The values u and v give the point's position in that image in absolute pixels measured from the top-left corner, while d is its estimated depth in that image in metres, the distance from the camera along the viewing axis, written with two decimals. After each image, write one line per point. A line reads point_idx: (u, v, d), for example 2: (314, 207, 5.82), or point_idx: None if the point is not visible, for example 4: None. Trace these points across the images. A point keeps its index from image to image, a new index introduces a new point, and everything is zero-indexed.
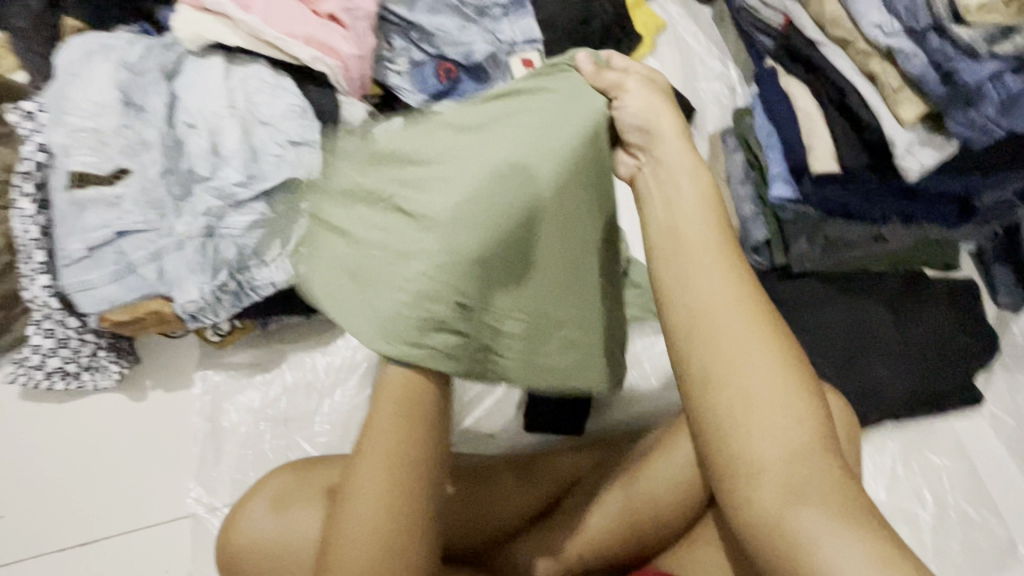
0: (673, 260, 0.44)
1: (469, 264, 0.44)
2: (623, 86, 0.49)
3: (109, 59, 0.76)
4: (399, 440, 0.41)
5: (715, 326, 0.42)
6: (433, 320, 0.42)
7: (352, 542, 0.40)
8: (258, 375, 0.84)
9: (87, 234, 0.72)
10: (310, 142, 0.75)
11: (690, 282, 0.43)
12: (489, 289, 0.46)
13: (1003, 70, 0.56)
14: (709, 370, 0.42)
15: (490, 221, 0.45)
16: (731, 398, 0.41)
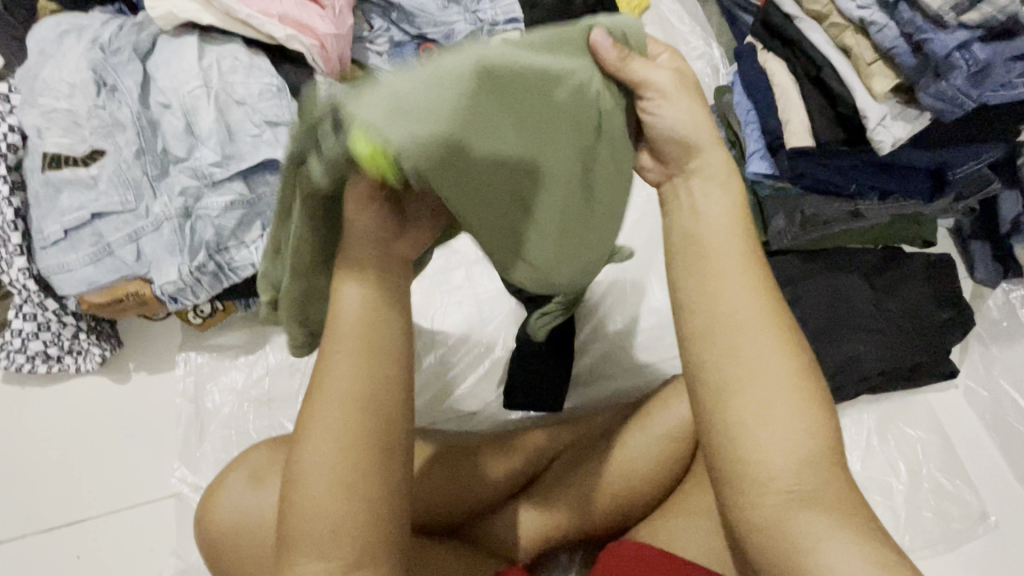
0: (694, 268, 0.43)
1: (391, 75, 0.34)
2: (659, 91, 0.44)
3: (81, 38, 0.76)
4: (358, 370, 0.40)
5: (734, 332, 0.40)
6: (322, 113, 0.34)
7: (310, 492, 0.38)
8: (242, 357, 0.84)
9: (64, 216, 0.72)
10: (287, 122, 0.75)
11: (711, 293, 0.42)
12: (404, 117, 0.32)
13: (970, 39, 0.55)
14: (728, 381, 0.40)
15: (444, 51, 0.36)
16: (745, 408, 0.39)
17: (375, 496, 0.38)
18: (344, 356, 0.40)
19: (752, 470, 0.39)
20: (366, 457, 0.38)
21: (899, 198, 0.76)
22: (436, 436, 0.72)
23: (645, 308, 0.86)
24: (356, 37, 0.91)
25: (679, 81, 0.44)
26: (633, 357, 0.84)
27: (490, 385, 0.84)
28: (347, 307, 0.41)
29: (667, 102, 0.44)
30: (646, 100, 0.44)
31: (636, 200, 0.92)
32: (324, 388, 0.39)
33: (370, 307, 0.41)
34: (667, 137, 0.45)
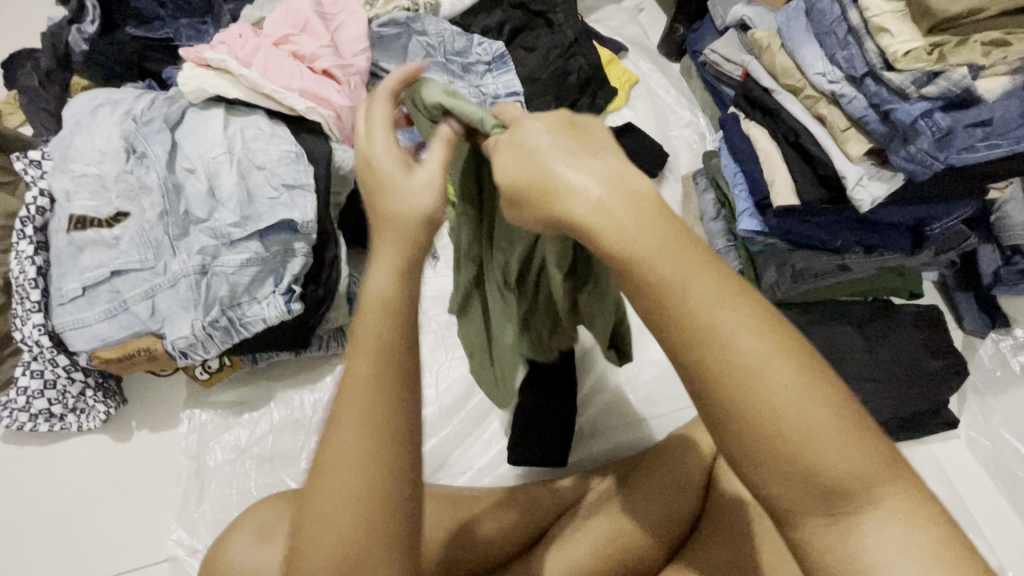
0: (643, 291, 0.35)
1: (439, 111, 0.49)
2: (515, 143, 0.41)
3: (115, 111, 0.82)
4: (368, 415, 0.36)
5: (707, 360, 0.33)
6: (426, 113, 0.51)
7: (317, 544, 0.35)
8: (245, 415, 0.84)
9: (84, 274, 0.74)
10: (304, 185, 0.80)
11: (665, 311, 0.34)
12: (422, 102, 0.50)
13: (931, 110, 0.62)
14: (713, 412, 0.34)
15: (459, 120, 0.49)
16: (744, 445, 0.33)
17: (388, 551, 0.36)
18: (361, 416, 0.35)
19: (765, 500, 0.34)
20: (378, 520, 0.35)
21: (882, 253, 0.81)
22: (439, 489, 0.72)
23: (646, 363, 0.88)
24: None
25: (511, 187, 0.41)
26: (635, 415, 0.84)
27: (496, 440, 0.84)
28: (368, 325, 0.37)
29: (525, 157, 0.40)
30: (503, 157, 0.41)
31: None
32: (337, 428, 0.36)
33: (393, 336, 0.37)
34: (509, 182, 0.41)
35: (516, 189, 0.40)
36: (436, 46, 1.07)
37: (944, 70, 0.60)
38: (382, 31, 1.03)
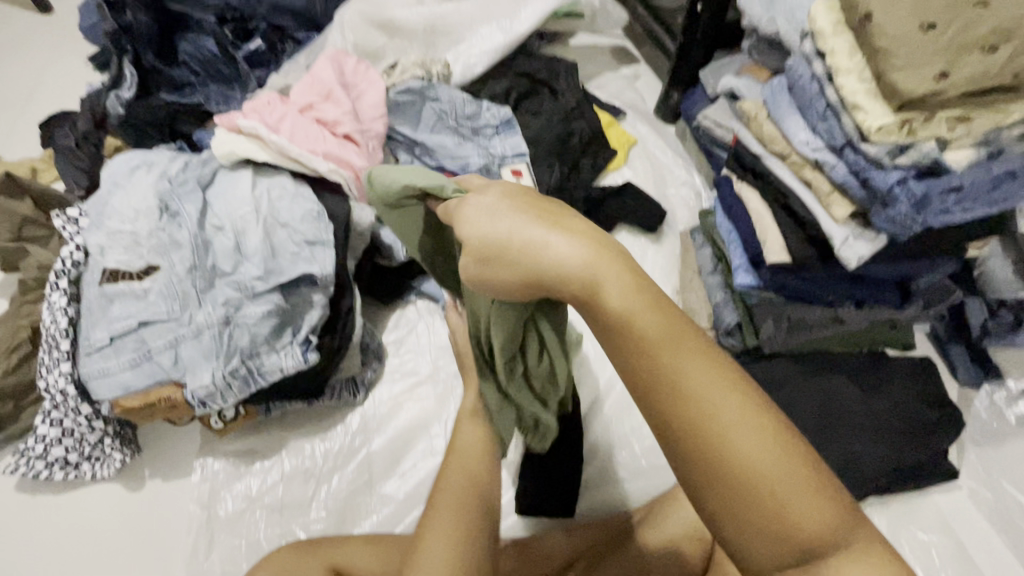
0: (629, 349, 0.41)
1: (402, 190, 0.60)
2: (485, 204, 0.49)
3: (151, 172, 0.88)
4: (469, 458, 0.73)
5: (687, 414, 0.38)
6: (392, 195, 0.61)
7: (437, 529, 0.66)
8: (256, 464, 0.86)
9: (112, 324, 0.78)
10: (323, 241, 0.85)
11: (650, 368, 0.40)
12: (388, 185, 0.60)
13: (906, 177, 0.67)
14: (685, 454, 0.38)
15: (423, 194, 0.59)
16: (721, 495, 0.37)
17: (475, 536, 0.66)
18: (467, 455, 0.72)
19: (730, 542, 0.38)
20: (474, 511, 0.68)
21: (872, 305, 0.85)
22: None
23: None
24: None
25: (489, 244, 0.47)
26: (639, 465, 0.86)
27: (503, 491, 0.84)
28: (469, 418, 0.74)
29: (500, 219, 0.47)
30: (479, 219, 0.48)
31: None
32: (451, 464, 0.72)
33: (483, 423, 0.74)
34: (486, 241, 0.47)
35: (499, 248, 0.46)
36: (448, 112, 1.15)
37: (912, 143, 0.66)
38: (398, 98, 1.12)
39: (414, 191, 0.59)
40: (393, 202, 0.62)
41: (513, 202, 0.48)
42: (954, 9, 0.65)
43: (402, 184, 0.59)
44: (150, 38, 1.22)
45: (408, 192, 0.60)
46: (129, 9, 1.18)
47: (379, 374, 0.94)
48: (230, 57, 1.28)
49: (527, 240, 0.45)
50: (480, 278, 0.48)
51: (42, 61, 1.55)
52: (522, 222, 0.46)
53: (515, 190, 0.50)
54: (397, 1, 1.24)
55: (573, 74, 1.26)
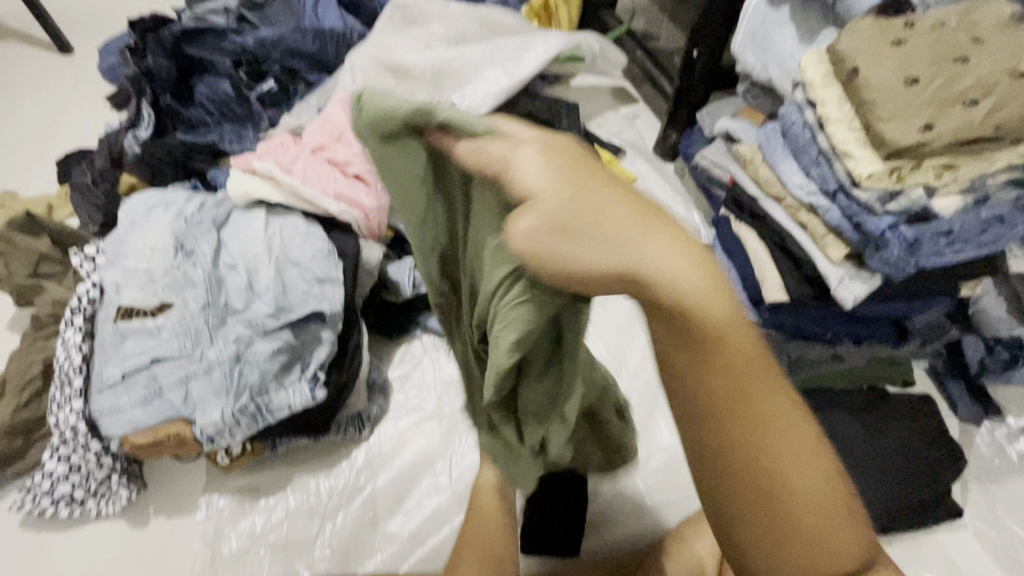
0: (720, 377, 0.38)
1: (405, 119, 0.46)
2: (547, 175, 0.40)
3: (167, 212, 0.91)
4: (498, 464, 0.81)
5: (764, 449, 0.38)
6: (390, 123, 0.46)
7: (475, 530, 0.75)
8: (261, 500, 0.86)
9: (124, 361, 0.80)
10: (333, 278, 0.87)
11: (740, 400, 0.38)
12: (387, 112, 0.46)
13: (897, 222, 0.70)
14: (752, 485, 0.38)
15: (435, 130, 0.45)
16: (769, 528, 0.38)
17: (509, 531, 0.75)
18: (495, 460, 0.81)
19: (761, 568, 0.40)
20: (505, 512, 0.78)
21: (871, 342, 0.87)
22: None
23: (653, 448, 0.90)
24: None
25: (566, 228, 0.38)
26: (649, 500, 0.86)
27: None
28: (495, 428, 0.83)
29: (583, 199, 0.39)
30: (545, 193, 0.40)
31: (639, 341, 1.02)
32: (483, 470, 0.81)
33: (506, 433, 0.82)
34: (557, 221, 0.39)
35: (579, 234, 0.38)
36: None
37: (902, 190, 0.68)
38: None
39: (423, 117, 0.45)
40: (389, 132, 0.47)
41: (596, 183, 0.40)
42: (937, 64, 0.69)
43: (406, 109, 0.45)
44: (167, 80, 1.30)
45: (416, 125, 0.46)
46: (151, 56, 1.28)
47: (385, 409, 0.95)
48: (243, 97, 1.33)
49: (617, 231, 0.38)
50: (534, 253, 0.39)
51: (62, 101, 1.61)
52: (613, 211, 0.39)
53: (586, 164, 0.42)
54: (406, 47, 1.30)
55: (575, 115, 1.30)
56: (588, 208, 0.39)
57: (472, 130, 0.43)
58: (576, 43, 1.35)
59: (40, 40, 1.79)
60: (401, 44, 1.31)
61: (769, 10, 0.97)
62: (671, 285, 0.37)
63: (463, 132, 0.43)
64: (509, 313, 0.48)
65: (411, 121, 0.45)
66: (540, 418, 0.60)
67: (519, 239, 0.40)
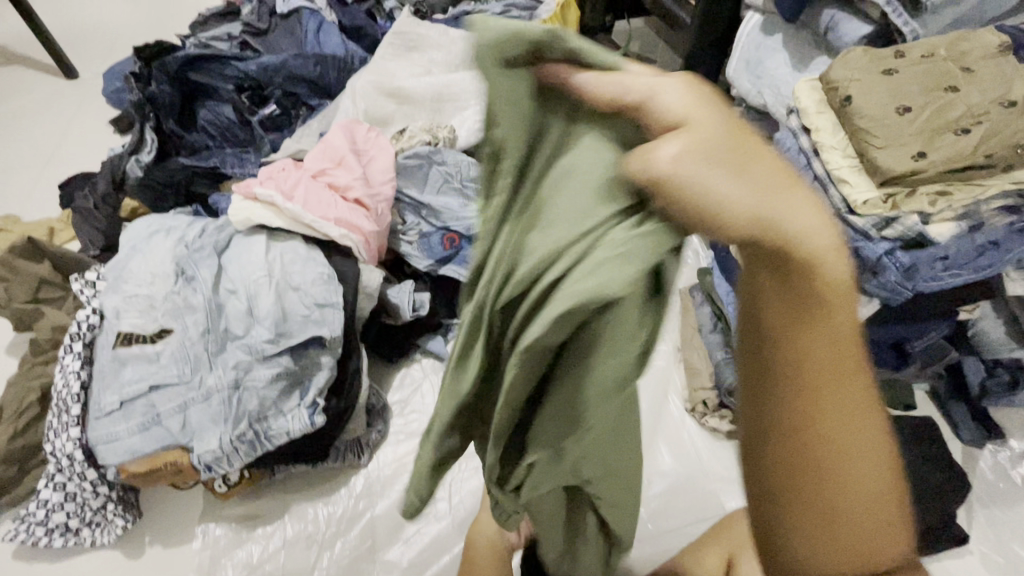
0: (831, 364, 0.33)
1: (529, 39, 0.32)
2: (700, 113, 0.30)
3: (169, 237, 0.91)
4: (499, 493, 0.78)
5: (849, 447, 0.35)
6: (507, 40, 0.32)
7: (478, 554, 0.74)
8: (258, 529, 0.85)
9: (123, 388, 0.79)
10: (333, 303, 0.87)
11: (840, 389, 0.34)
12: (496, 25, 0.32)
13: (893, 248, 0.71)
14: (821, 482, 0.35)
15: (564, 62, 0.33)
16: (821, 535, 0.36)
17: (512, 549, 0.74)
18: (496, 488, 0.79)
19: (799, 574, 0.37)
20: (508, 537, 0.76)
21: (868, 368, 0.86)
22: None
23: (654, 471, 0.92)
24: (392, 230, 1.14)
25: (724, 157, 0.29)
26: (658, 525, 0.88)
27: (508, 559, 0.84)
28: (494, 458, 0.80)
29: (750, 140, 0.30)
30: (698, 125, 0.30)
31: None
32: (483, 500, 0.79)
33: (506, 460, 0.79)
34: (713, 150, 0.29)
35: (739, 170, 0.29)
36: (454, 174, 1.18)
37: (898, 217, 0.70)
38: (406, 162, 1.16)
39: (558, 48, 0.33)
40: (506, 55, 0.32)
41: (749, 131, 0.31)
42: (928, 93, 0.70)
43: (538, 30, 0.32)
44: (171, 107, 1.31)
45: (539, 58, 0.33)
46: (156, 83, 1.30)
47: (384, 435, 0.95)
48: (246, 122, 1.34)
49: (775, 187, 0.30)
50: (670, 176, 0.28)
51: (66, 124, 1.63)
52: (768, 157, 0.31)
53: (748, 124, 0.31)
54: (407, 74, 1.33)
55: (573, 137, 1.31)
56: (752, 152, 0.30)
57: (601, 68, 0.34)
58: None
59: (47, 65, 1.82)
60: (402, 71, 1.33)
61: (762, 38, 1.00)
62: (811, 260, 0.31)
63: (588, 65, 0.34)
64: (624, 246, 0.31)
65: (534, 45, 0.32)
66: (556, 444, 0.39)
67: (654, 160, 0.29)
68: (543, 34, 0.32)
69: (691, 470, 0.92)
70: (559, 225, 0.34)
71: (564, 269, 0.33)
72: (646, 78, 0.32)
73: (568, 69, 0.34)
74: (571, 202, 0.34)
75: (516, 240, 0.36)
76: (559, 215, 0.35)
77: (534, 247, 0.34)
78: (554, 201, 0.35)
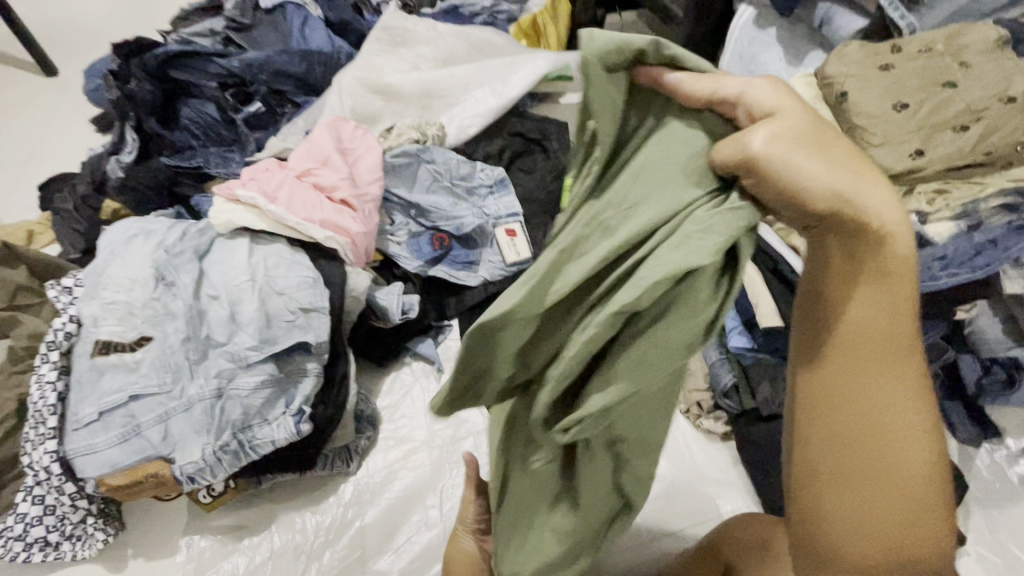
0: (871, 310, 0.40)
1: (637, 49, 0.39)
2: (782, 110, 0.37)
3: (149, 241, 0.88)
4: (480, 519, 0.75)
5: (880, 381, 0.41)
6: (619, 53, 0.39)
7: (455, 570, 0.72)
8: (245, 539, 0.83)
9: (102, 399, 0.77)
10: (319, 308, 0.85)
11: (877, 331, 0.40)
12: (607, 44, 0.38)
13: None
14: (851, 405, 0.42)
15: (665, 70, 0.40)
16: (846, 449, 0.42)
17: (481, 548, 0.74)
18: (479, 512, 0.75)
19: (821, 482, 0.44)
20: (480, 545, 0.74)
21: None
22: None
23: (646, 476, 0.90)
24: (380, 230, 1.11)
25: (792, 141, 0.36)
26: (651, 526, 0.86)
27: None
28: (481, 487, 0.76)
29: (819, 134, 0.37)
30: (778, 117, 0.37)
31: None
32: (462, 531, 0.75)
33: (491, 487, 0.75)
34: (785, 136, 0.36)
35: (805, 153, 0.36)
36: (443, 173, 1.16)
37: None
38: (394, 161, 1.14)
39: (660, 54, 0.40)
40: (614, 62, 0.39)
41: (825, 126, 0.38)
42: (925, 89, 0.72)
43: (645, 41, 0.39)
44: (150, 104, 1.26)
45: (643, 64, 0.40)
46: (135, 79, 1.25)
47: (373, 441, 0.93)
48: (230, 120, 1.31)
49: (839, 167, 0.37)
50: (748, 154, 0.37)
51: (45, 123, 1.59)
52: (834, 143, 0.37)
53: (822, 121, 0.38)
54: (394, 70, 1.30)
55: (563, 133, 1.29)
56: (824, 137, 0.37)
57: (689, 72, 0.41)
58: (565, 63, 1.36)
59: (25, 61, 1.77)
60: (389, 67, 1.30)
61: (755, 32, 0.98)
62: (876, 235, 0.38)
63: (685, 68, 0.40)
64: (713, 219, 0.37)
65: (639, 51, 0.39)
66: (603, 416, 0.40)
67: (747, 146, 0.36)
68: (645, 43, 0.39)
69: (685, 473, 0.91)
70: (642, 207, 0.40)
71: (650, 242, 0.38)
72: (732, 82, 0.39)
73: (670, 71, 0.41)
74: (654, 188, 0.40)
75: (597, 222, 0.40)
76: (641, 199, 0.40)
77: (620, 224, 0.40)
78: (636, 188, 0.41)
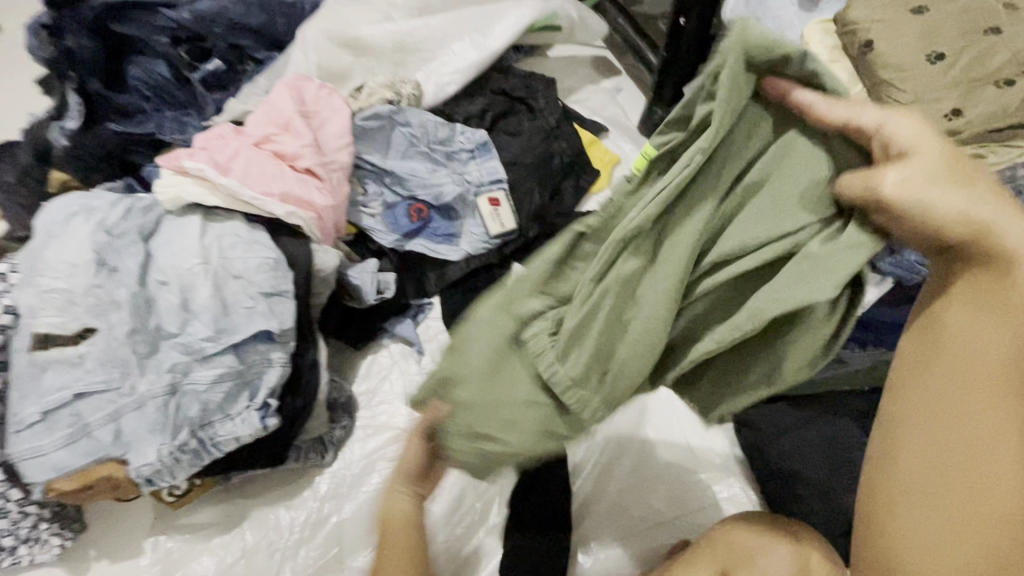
0: (978, 334, 0.40)
1: (779, 55, 0.41)
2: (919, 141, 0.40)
3: (89, 220, 0.77)
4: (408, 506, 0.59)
5: (982, 410, 0.39)
6: (764, 58, 0.41)
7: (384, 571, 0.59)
8: (216, 538, 0.79)
9: (43, 398, 0.69)
10: (282, 293, 0.78)
11: (981, 357, 0.40)
12: (753, 39, 0.41)
13: None
14: (945, 428, 0.40)
15: (803, 81, 0.43)
16: (930, 470, 0.40)
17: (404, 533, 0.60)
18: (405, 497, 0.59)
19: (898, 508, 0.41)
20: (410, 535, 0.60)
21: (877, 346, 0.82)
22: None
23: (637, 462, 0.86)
24: (351, 201, 1.02)
25: (919, 170, 0.40)
26: (646, 516, 0.82)
27: (487, 559, 0.81)
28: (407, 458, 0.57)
29: (957, 166, 0.40)
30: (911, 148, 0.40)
31: None
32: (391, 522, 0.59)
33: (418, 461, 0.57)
34: (915, 165, 0.39)
35: (937, 182, 0.40)
36: (420, 137, 1.06)
37: None
38: (365, 125, 1.03)
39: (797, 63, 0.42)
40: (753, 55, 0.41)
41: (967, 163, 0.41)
42: (966, 35, 0.71)
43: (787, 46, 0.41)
44: (94, 64, 1.11)
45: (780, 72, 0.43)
46: (71, 34, 1.07)
47: (350, 430, 0.88)
48: (185, 80, 1.19)
49: (974, 197, 0.40)
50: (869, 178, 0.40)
51: None
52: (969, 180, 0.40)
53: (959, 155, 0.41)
54: (364, 19, 1.17)
55: (552, 91, 1.19)
56: (961, 171, 0.40)
57: (823, 93, 0.43)
58: (553, 9, 1.23)
59: None
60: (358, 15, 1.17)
61: None
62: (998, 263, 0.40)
63: (820, 84, 0.43)
64: (831, 253, 0.41)
65: (780, 57, 0.41)
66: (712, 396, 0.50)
67: (877, 178, 0.40)
68: (787, 50, 0.41)
69: (678, 457, 0.86)
70: (761, 223, 0.44)
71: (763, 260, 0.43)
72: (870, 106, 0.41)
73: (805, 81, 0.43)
74: (771, 207, 0.44)
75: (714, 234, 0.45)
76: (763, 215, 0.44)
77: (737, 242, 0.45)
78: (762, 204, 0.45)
